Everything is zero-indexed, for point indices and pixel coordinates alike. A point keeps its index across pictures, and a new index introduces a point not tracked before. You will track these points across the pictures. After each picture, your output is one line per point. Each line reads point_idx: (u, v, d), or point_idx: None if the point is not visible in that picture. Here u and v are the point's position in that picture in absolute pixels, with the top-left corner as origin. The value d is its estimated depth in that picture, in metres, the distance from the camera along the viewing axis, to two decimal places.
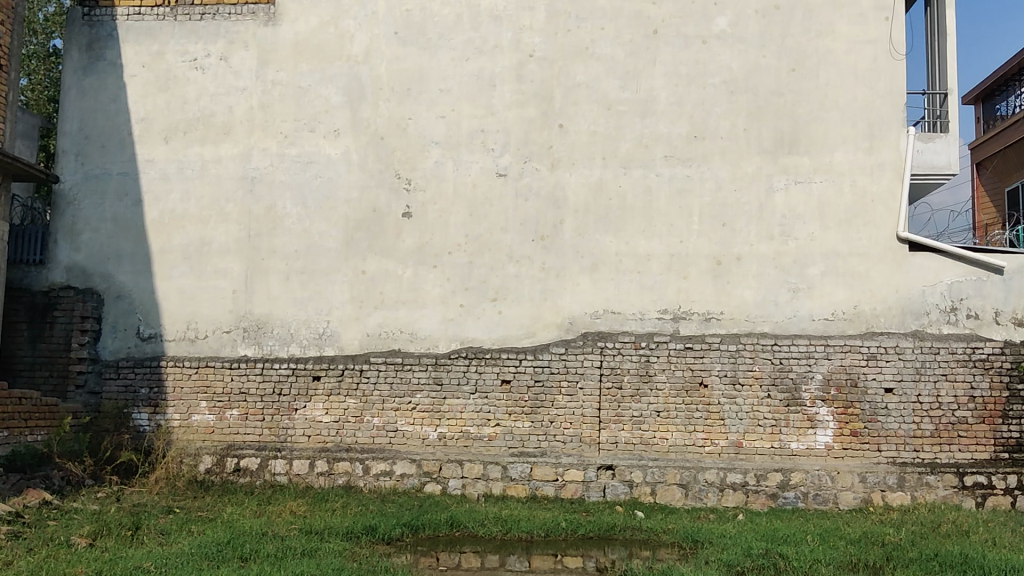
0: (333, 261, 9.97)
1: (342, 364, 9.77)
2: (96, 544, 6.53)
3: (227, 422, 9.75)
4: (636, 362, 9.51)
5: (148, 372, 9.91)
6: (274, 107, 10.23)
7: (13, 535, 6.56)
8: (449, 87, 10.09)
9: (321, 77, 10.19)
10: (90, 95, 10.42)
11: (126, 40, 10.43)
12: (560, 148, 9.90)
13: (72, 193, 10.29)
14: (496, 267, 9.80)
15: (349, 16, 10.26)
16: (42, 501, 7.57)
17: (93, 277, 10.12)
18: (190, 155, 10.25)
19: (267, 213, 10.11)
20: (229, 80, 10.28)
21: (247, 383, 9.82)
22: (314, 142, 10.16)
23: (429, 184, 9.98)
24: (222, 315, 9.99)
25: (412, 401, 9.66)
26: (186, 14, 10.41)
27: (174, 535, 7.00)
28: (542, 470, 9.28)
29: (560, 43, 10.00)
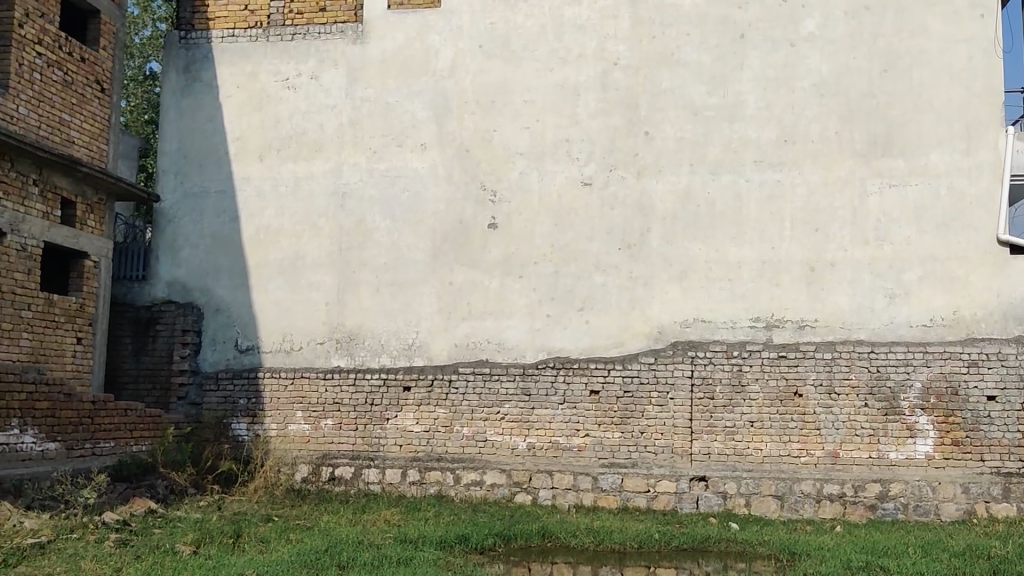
0: (421, 272, 10.10)
1: (431, 374, 9.89)
2: (200, 551, 6.72)
3: (322, 431, 9.96)
4: (728, 371, 9.39)
5: (246, 383, 10.20)
6: (363, 123, 10.42)
7: (121, 542, 6.79)
8: (534, 97, 10.13)
9: (408, 92, 10.35)
10: (188, 115, 10.77)
11: (221, 62, 10.76)
12: (646, 155, 9.86)
13: (172, 211, 10.64)
14: (583, 275, 9.80)
15: (435, 31, 10.38)
16: (148, 509, 7.81)
17: (193, 291, 10.45)
18: (284, 172, 10.50)
19: (357, 227, 10.29)
20: (320, 98, 10.52)
21: (339, 393, 10.00)
22: (401, 156, 10.30)
23: (515, 194, 10.03)
24: (316, 327, 10.20)
25: (500, 411, 9.71)
26: (277, 35, 10.68)
27: (273, 543, 7.16)
28: (634, 481, 9.27)
29: (644, 51, 9.97)
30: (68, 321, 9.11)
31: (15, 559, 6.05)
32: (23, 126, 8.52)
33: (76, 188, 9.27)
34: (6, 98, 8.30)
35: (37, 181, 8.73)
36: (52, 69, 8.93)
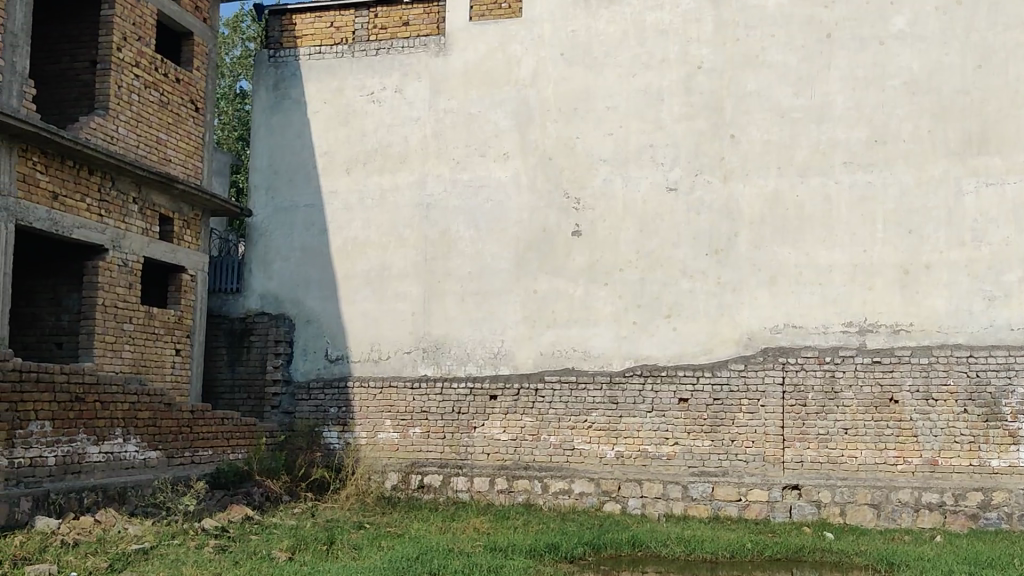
0: (506, 281, 10.15)
1: (517, 383, 9.94)
2: (295, 558, 6.86)
3: (410, 440, 10.12)
4: (820, 377, 9.22)
5: (336, 392, 10.40)
6: (447, 134, 10.53)
7: (220, 548, 6.96)
8: (617, 104, 10.10)
9: (491, 102, 10.43)
10: (278, 132, 11.05)
11: (309, 79, 11.01)
12: (732, 159, 9.74)
13: (263, 226, 10.93)
14: (669, 282, 9.72)
15: (517, 41, 10.44)
16: (245, 516, 8.01)
17: (284, 303, 10.71)
18: (370, 185, 10.68)
19: (442, 237, 10.40)
20: (404, 111, 10.67)
21: (427, 402, 10.14)
22: (484, 166, 10.37)
23: (599, 202, 10.02)
24: (404, 336, 10.35)
25: (588, 419, 9.72)
26: (362, 50, 10.89)
27: (366, 549, 7.27)
28: (725, 490, 9.14)
29: (728, 54, 9.86)
30: (167, 333, 9.42)
31: (121, 563, 6.22)
32: (123, 146, 8.86)
33: (172, 204, 9.60)
34: (105, 119, 8.64)
35: (136, 199, 9.07)
36: (149, 91, 9.27)
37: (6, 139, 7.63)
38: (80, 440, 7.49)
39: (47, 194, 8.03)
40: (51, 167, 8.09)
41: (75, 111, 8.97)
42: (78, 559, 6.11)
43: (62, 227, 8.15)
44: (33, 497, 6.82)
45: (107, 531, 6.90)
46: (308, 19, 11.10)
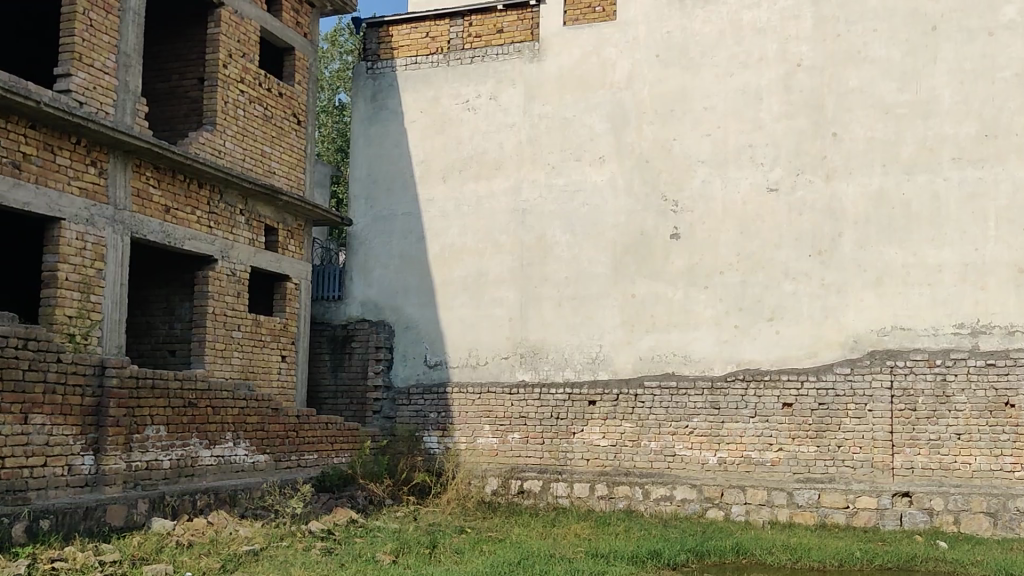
0: (604, 286, 10.12)
1: (616, 388, 9.90)
2: (399, 561, 6.97)
3: (510, 445, 10.17)
4: (931, 381, 8.90)
5: (436, 398, 10.53)
6: (542, 140, 10.56)
7: (326, 550, 7.11)
8: (715, 104, 9.97)
9: (586, 106, 10.42)
10: (376, 142, 11.26)
11: (406, 89, 11.19)
12: (835, 158, 9.52)
13: (363, 234, 11.14)
14: (772, 285, 9.55)
15: (611, 44, 10.41)
16: (350, 519, 8.17)
17: (384, 310, 10.90)
18: (466, 192, 10.79)
19: (539, 242, 10.43)
20: (499, 117, 10.75)
21: (526, 408, 10.18)
22: (580, 170, 10.37)
23: (697, 204, 9.90)
24: (502, 341, 10.42)
25: (689, 425, 9.61)
26: (457, 59, 11.02)
27: (469, 554, 7.34)
28: (831, 496, 8.94)
29: (829, 50, 9.64)
30: (273, 339, 9.70)
31: (232, 564, 6.39)
32: (229, 160, 9.15)
33: (277, 215, 9.89)
34: (214, 134, 8.94)
35: (243, 211, 9.38)
36: (254, 105, 9.56)
37: (121, 155, 7.97)
38: (193, 444, 7.75)
39: (159, 207, 8.35)
40: (163, 182, 8.41)
41: (184, 127, 9.30)
42: (192, 560, 6.30)
43: (174, 239, 8.47)
44: (150, 499, 7.07)
45: (218, 533, 7.12)
46: (404, 30, 11.28)
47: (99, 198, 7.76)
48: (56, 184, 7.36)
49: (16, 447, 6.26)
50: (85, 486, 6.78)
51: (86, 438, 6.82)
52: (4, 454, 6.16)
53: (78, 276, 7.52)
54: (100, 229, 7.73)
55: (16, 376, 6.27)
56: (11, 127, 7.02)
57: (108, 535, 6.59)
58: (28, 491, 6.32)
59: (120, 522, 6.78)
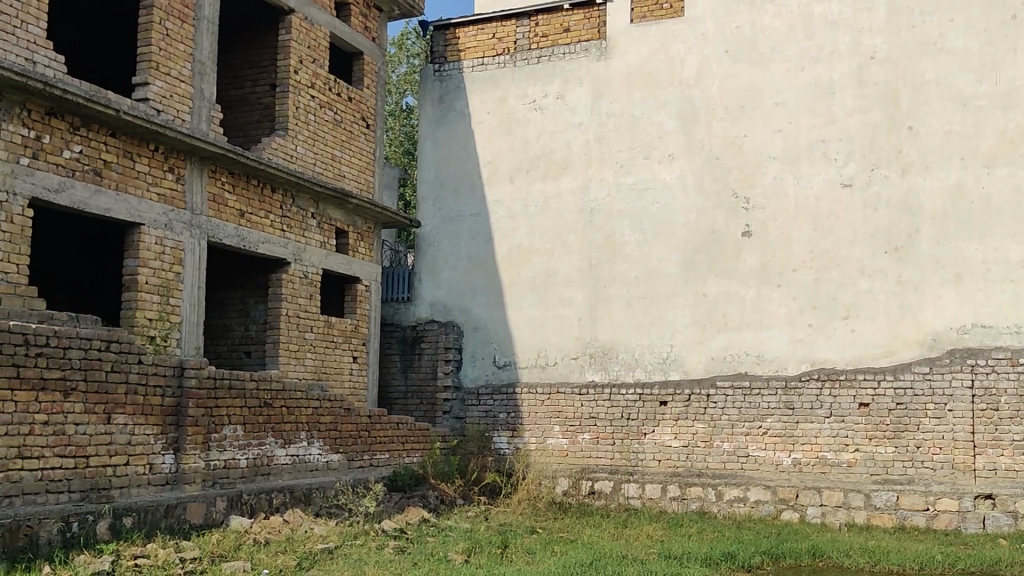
0: (674, 285, 10.04)
1: (688, 388, 9.80)
2: (471, 560, 6.99)
3: (580, 446, 10.18)
4: (1014, 380, 8.60)
5: (505, 398, 10.57)
6: (610, 138, 10.52)
7: (399, 549, 7.17)
8: (786, 99, 9.82)
9: (654, 104, 10.34)
10: (443, 143, 11.33)
11: (473, 90, 11.25)
12: (911, 152, 9.29)
13: (431, 235, 11.22)
14: (847, 283, 9.36)
15: (679, 40, 10.31)
16: (422, 518, 8.22)
17: (453, 311, 10.97)
18: (534, 192, 10.80)
19: (607, 242, 10.38)
20: (567, 117, 10.73)
21: (596, 408, 10.15)
22: (649, 168, 10.30)
23: (769, 200, 9.77)
24: (571, 342, 10.41)
25: (762, 425, 9.48)
26: (524, 59, 11.03)
27: (540, 554, 7.34)
28: (910, 498, 8.71)
29: (904, 42, 9.42)
30: (345, 340, 9.83)
31: (308, 562, 6.48)
32: (301, 164, 9.30)
33: (347, 218, 10.04)
34: (286, 139, 9.09)
35: (314, 215, 9.54)
36: (324, 110, 9.70)
37: (197, 161, 8.15)
38: (268, 443, 7.89)
39: (234, 212, 8.53)
40: (238, 187, 8.59)
41: (257, 132, 9.46)
42: (269, 557, 6.41)
43: (249, 242, 8.64)
44: (228, 497, 7.21)
45: (294, 531, 7.23)
46: (471, 32, 11.33)
47: (177, 203, 7.95)
48: (136, 190, 7.56)
49: (100, 447, 6.43)
50: (166, 484, 6.94)
51: (166, 438, 6.98)
52: (88, 453, 6.32)
53: (158, 280, 7.71)
54: (178, 233, 7.92)
55: (100, 378, 6.43)
56: (93, 136, 7.22)
57: (188, 532, 6.74)
58: (111, 489, 6.48)
59: (199, 519, 6.93)
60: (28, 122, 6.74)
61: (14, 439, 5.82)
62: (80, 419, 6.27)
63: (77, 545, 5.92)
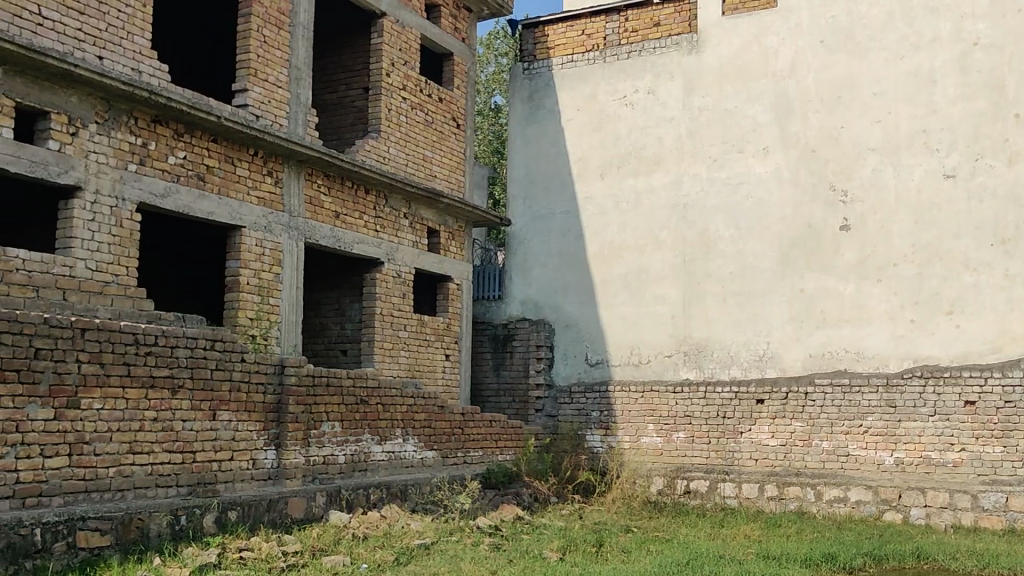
0: (770, 281, 9.87)
1: (785, 386, 9.64)
2: (566, 558, 6.98)
3: (675, 444, 10.09)
4: None
5: (598, 396, 10.54)
6: (702, 132, 10.39)
7: (494, 546, 7.21)
8: (884, 89, 9.55)
9: (747, 97, 10.18)
10: (533, 142, 11.36)
11: (563, 87, 11.24)
12: (1019, 140, 8.95)
13: (522, 234, 11.25)
14: (950, 277, 9.07)
15: (773, 31, 10.14)
16: (516, 516, 8.23)
17: (545, 309, 10.99)
18: (625, 188, 10.74)
19: (701, 238, 10.26)
20: (658, 112, 10.65)
21: (690, 406, 10.06)
22: (743, 162, 10.14)
23: (868, 193, 9.52)
24: (664, 339, 10.32)
25: (863, 424, 9.27)
26: (614, 55, 10.98)
27: (635, 553, 7.30)
28: (1021, 500, 8.41)
29: (1010, 26, 9.08)
30: (437, 339, 9.95)
31: (405, 557, 6.56)
32: (394, 165, 9.44)
33: (438, 218, 10.16)
34: (379, 141, 9.23)
35: (406, 215, 9.67)
36: (416, 111, 9.83)
37: (294, 164, 8.34)
38: (365, 440, 8.04)
39: (330, 213, 8.70)
40: (333, 189, 8.77)
41: (351, 135, 9.62)
42: (367, 552, 6.52)
43: (344, 242, 8.81)
44: (326, 492, 7.36)
45: (391, 526, 7.35)
46: (560, 29, 11.33)
47: (276, 206, 8.16)
48: (237, 193, 7.78)
49: (206, 442, 6.63)
50: (268, 479, 7.14)
51: (268, 434, 7.17)
52: (195, 448, 6.54)
53: (257, 280, 7.91)
54: (277, 235, 8.12)
55: (205, 375, 6.63)
56: (196, 142, 7.46)
57: (290, 526, 6.91)
58: (217, 484, 6.69)
59: (300, 514, 7.09)
60: (135, 129, 7.01)
61: (126, 434, 6.05)
62: (187, 415, 6.49)
63: (185, 537, 6.12)
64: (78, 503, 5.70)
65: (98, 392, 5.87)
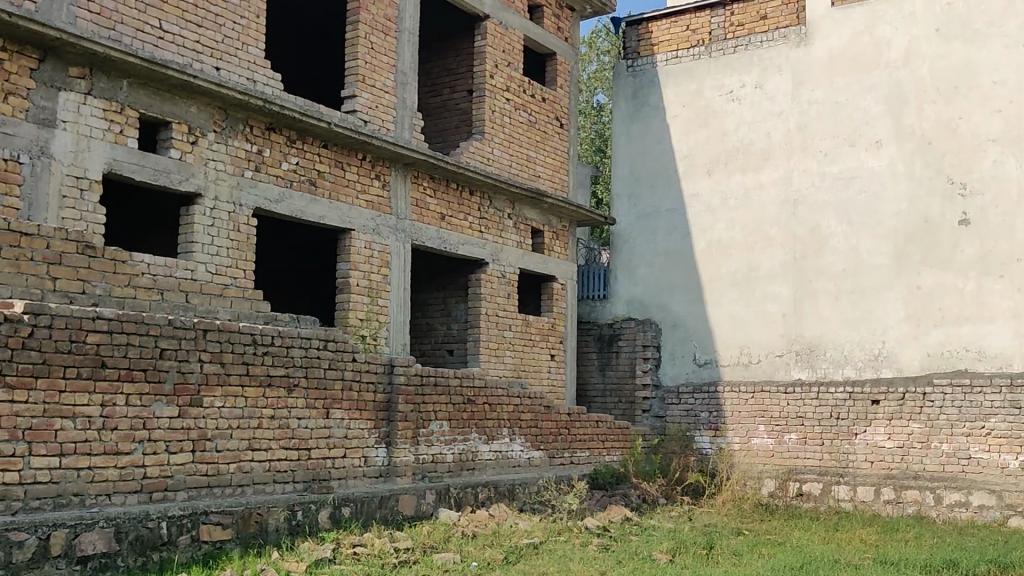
0: (886, 278, 9.57)
1: (902, 386, 9.34)
2: (675, 560, 6.91)
3: (787, 446, 9.89)
4: None
5: (707, 397, 10.40)
6: (812, 126, 10.15)
7: (603, 547, 7.19)
8: (1005, 77, 9.16)
9: (859, 89, 9.90)
10: (638, 139, 11.28)
11: (667, 84, 11.13)
12: None
13: (627, 232, 11.19)
14: None
15: (886, 20, 9.83)
16: (625, 517, 8.19)
17: (651, 308, 10.90)
18: (733, 185, 10.56)
19: (812, 235, 10.02)
20: (766, 106, 10.44)
21: (803, 407, 9.84)
22: (855, 156, 9.86)
23: (989, 186, 9.14)
24: (775, 339, 10.12)
25: (986, 426, 8.91)
26: (720, 50, 10.82)
27: (747, 556, 7.16)
28: None
29: None
30: (543, 339, 9.98)
31: (514, 556, 6.60)
32: (498, 166, 9.51)
33: (543, 218, 10.19)
34: (483, 143, 9.31)
35: (511, 215, 9.73)
36: (519, 112, 9.88)
37: (401, 167, 8.48)
38: (473, 439, 8.12)
39: (436, 215, 8.82)
40: (438, 191, 8.88)
41: (456, 137, 9.70)
42: (476, 550, 6.58)
43: (450, 244, 8.92)
44: (436, 490, 7.46)
45: (500, 525, 7.40)
46: (664, 25, 11.22)
47: (384, 209, 8.31)
48: (347, 197, 7.96)
49: (320, 440, 6.80)
50: (380, 476, 7.27)
51: (379, 432, 7.31)
52: (310, 445, 6.71)
53: (366, 282, 8.07)
54: (385, 237, 8.28)
55: (319, 375, 6.79)
56: (307, 148, 7.66)
57: (401, 523, 7.03)
58: (331, 480, 6.86)
59: (411, 511, 7.21)
60: (251, 137, 7.23)
61: (245, 432, 6.25)
62: (302, 414, 6.66)
63: (302, 532, 6.29)
64: (202, 498, 5.92)
65: (219, 390, 6.07)
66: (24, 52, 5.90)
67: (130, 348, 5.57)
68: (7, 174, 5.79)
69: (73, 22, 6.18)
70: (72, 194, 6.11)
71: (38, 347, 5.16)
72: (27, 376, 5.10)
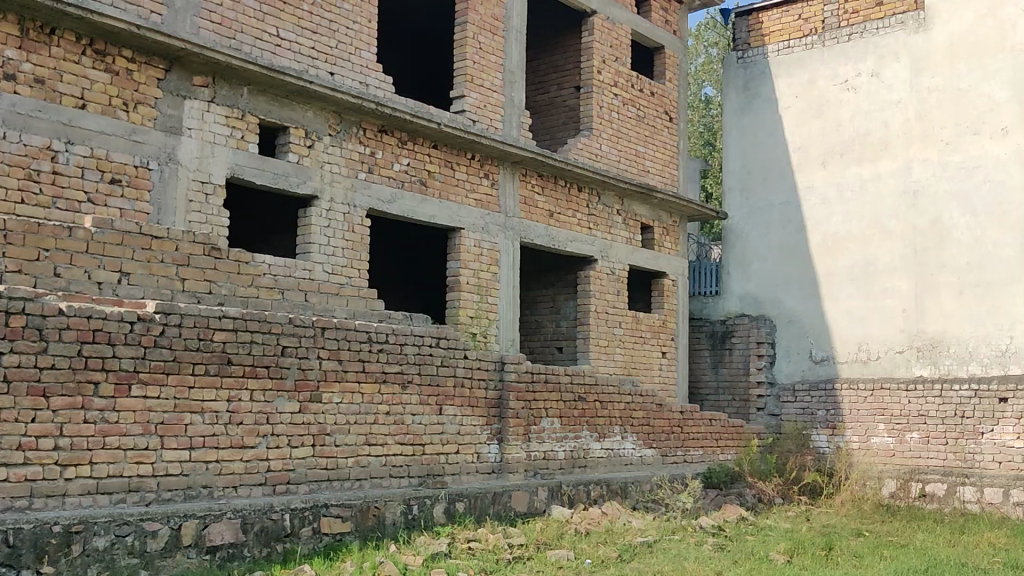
0: (1012, 270, 9.18)
1: None
2: (794, 561, 6.78)
3: (909, 446, 9.58)
4: None
5: (824, 395, 10.16)
6: (932, 115, 9.79)
7: (719, 546, 7.11)
8: None
9: (983, 74, 9.51)
10: (749, 132, 11.09)
11: (779, 75, 10.91)
12: None
13: (739, 227, 11.01)
14: None
15: (1011, 3, 9.43)
16: (740, 516, 8.06)
17: (764, 304, 10.69)
18: (849, 176, 10.28)
19: (933, 227, 9.67)
20: (883, 95, 10.12)
21: (926, 405, 9.52)
22: (979, 144, 9.48)
23: None
24: (895, 335, 9.81)
25: None
26: (834, 38, 10.54)
27: (868, 558, 6.97)
28: None
29: None
30: (654, 336, 9.91)
31: (629, 554, 6.56)
32: (607, 162, 9.48)
33: (653, 214, 10.12)
34: (591, 139, 9.30)
35: (620, 212, 9.70)
36: (627, 107, 9.82)
37: (509, 165, 8.54)
38: (584, 437, 8.13)
39: (544, 213, 8.85)
40: (547, 188, 8.91)
41: (563, 134, 9.69)
42: (590, 547, 6.57)
43: (558, 241, 8.95)
44: (548, 487, 7.49)
45: (613, 523, 7.33)
46: (775, 15, 10.98)
47: (493, 207, 8.38)
48: (457, 196, 8.05)
49: (433, 435, 6.91)
50: (492, 473, 7.35)
51: (491, 429, 7.38)
52: (424, 441, 6.82)
53: (476, 280, 8.16)
54: (494, 235, 8.35)
55: (431, 371, 6.89)
56: (419, 149, 7.79)
57: (514, 519, 7.08)
58: (444, 475, 6.96)
59: (524, 507, 7.26)
60: (364, 140, 7.39)
61: (362, 427, 6.40)
62: (416, 410, 6.77)
63: (417, 526, 6.42)
64: (322, 491, 6.09)
65: (337, 386, 6.23)
66: (152, 63, 6.17)
67: (253, 346, 5.76)
68: (138, 181, 6.06)
69: (196, 33, 6.43)
70: (197, 198, 6.35)
71: (168, 345, 5.37)
72: (159, 372, 5.32)
